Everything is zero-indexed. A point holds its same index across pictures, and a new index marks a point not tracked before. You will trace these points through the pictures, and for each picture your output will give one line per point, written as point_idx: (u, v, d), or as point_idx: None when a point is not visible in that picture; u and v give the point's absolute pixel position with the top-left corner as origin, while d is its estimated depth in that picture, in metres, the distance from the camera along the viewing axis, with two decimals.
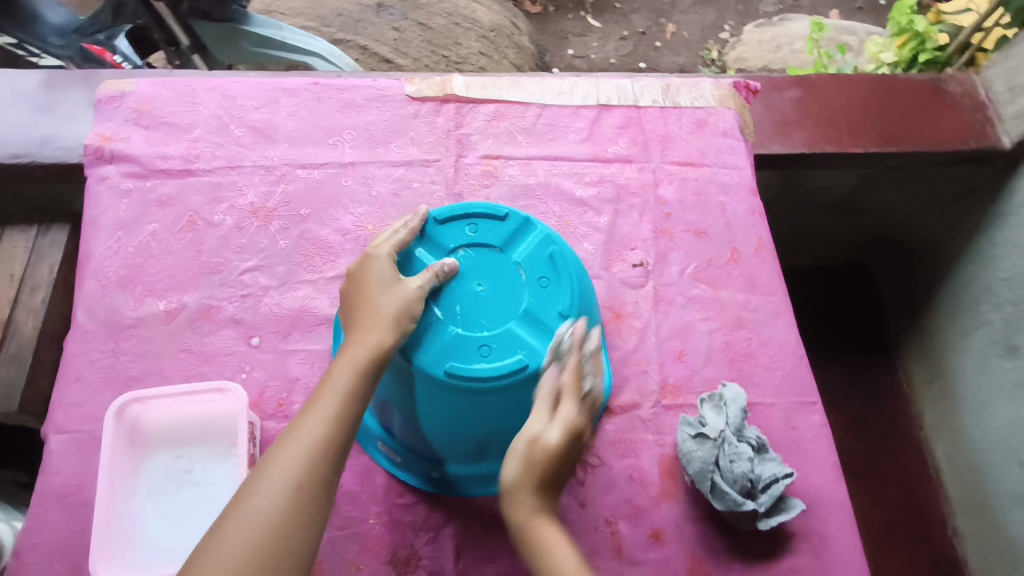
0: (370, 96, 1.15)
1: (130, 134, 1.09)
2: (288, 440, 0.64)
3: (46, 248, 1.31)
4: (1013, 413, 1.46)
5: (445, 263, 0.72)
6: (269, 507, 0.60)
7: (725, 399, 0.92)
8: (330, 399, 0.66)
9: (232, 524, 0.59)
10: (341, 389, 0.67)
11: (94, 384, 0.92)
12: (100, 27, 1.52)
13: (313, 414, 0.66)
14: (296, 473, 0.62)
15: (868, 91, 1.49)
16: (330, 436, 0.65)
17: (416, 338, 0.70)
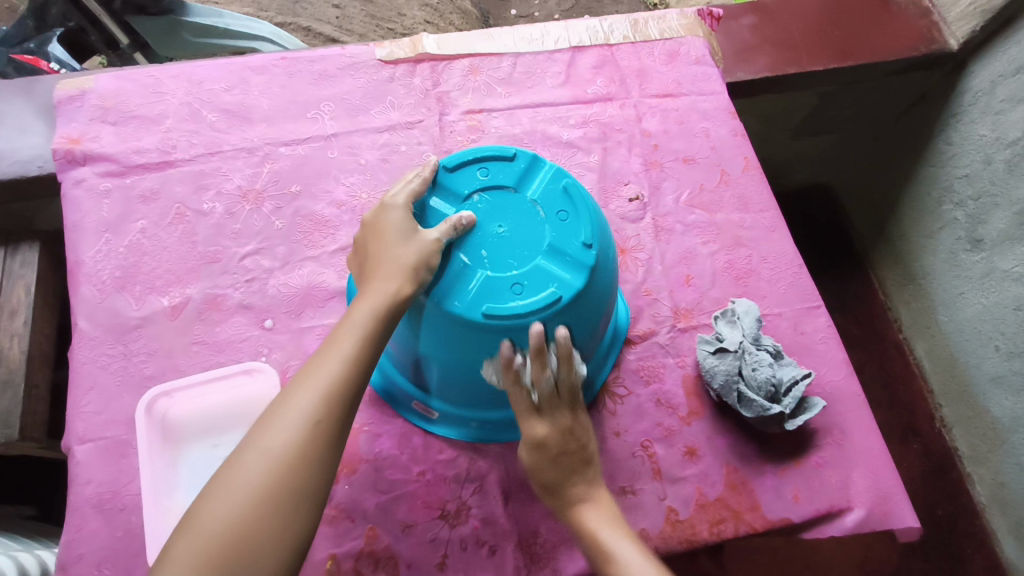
0: (342, 65, 1.14)
1: (99, 132, 1.05)
2: (305, 376, 0.65)
3: (18, 269, 1.23)
4: (983, 302, 1.51)
5: (462, 215, 0.73)
6: (285, 439, 0.61)
7: (737, 313, 0.95)
8: (350, 344, 0.67)
9: (251, 455, 0.61)
10: (359, 332, 0.68)
11: (109, 390, 0.89)
12: (27, 35, 1.43)
13: (332, 352, 0.66)
14: (313, 408, 0.63)
15: (819, 10, 1.51)
16: (346, 375, 0.65)
17: (447, 286, 0.72)
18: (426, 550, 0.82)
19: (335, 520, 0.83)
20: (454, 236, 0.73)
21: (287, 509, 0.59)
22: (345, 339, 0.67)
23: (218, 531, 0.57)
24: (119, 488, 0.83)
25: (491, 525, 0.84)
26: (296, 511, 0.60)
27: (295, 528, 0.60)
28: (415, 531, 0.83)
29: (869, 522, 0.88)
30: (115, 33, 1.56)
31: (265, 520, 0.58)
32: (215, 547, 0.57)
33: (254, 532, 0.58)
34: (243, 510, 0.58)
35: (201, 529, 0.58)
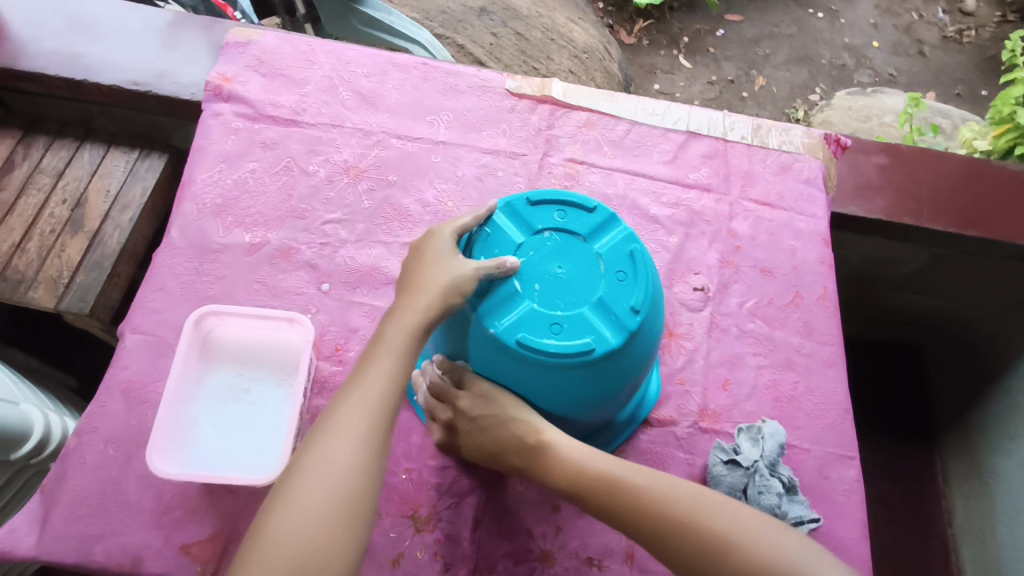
0: (472, 84, 1.23)
1: (249, 78, 1.18)
2: (343, 408, 0.69)
3: (143, 171, 1.40)
4: None
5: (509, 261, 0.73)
6: (335, 469, 0.65)
7: (763, 432, 0.92)
8: (383, 367, 0.71)
9: (302, 483, 0.64)
10: (392, 356, 0.72)
11: (174, 296, 0.97)
12: None
13: (367, 381, 0.70)
14: (359, 436, 0.67)
15: (958, 174, 1.48)
16: (386, 392, 0.70)
17: (494, 306, 0.74)
18: (384, 543, 0.84)
19: None
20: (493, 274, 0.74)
21: (341, 527, 0.63)
22: (385, 355, 0.72)
23: (291, 540, 0.62)
24: (149, 382, 0.91)
25: (453, 544, 0.85)
26: (355, 521, 0.64)
27: (355, 538, 0.64)
28: (382, 521, 0.85)
29: None
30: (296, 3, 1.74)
31: (322, 540, 0.62)
32: (289, 554, 0.61)
33: (315, 554, 0.62)
34: (311, 522, 0.63)
35: (273, 539, 0.62)
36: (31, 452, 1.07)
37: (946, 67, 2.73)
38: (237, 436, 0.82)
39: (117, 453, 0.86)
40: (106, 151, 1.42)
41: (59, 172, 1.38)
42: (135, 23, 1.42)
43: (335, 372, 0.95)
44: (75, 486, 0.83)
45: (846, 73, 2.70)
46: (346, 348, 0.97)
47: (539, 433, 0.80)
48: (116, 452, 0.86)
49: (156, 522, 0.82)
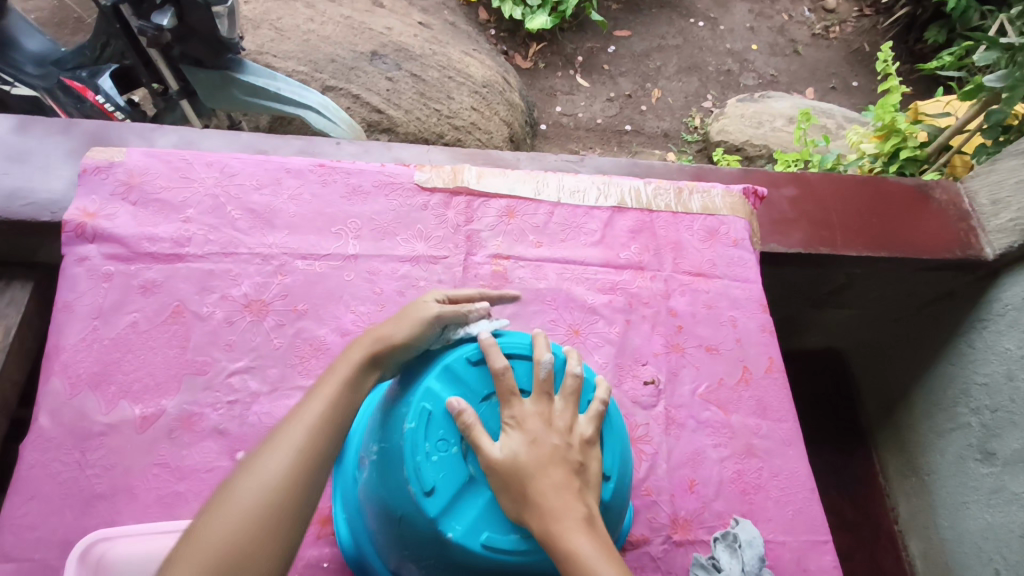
0: (377, 183, 1.13)
1: (116, 210, 1.02)
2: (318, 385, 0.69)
3: (3, 306, 1.18)
4: (987, 518, 1.45)
5: (454, 408, 0.64)
6: (275, 477, 0.60)
7: (739, 541, 0.88)
8: (378, 342, 0.72)
9: (260, 460, 0.61)
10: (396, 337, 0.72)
11: (51, 503, 0.81)
12: (82, 64, 1.44)
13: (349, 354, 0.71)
14: (328, 401, 0.67)
15: (858, 194, 1.53)
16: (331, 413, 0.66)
17: (450, 500, 0.63)
18: None
19: None
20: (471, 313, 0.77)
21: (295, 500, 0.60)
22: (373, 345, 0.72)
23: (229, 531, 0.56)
24: None
25: None
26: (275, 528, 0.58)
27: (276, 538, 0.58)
28: None
29: None
30: (167, 78, 1.47)
31: (276, 515, 0.59)
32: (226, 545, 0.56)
33: (257, 542, 0.57)
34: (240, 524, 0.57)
35: (219, 519, 0.57)
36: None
37: (820, 64, 2.87)
38: None
39: None
40: None
41: None
42: None
43: None
44: None
45: (732, 79, 2.78)
46: None
47: (576, 530, 0.59)
48: None
49: None
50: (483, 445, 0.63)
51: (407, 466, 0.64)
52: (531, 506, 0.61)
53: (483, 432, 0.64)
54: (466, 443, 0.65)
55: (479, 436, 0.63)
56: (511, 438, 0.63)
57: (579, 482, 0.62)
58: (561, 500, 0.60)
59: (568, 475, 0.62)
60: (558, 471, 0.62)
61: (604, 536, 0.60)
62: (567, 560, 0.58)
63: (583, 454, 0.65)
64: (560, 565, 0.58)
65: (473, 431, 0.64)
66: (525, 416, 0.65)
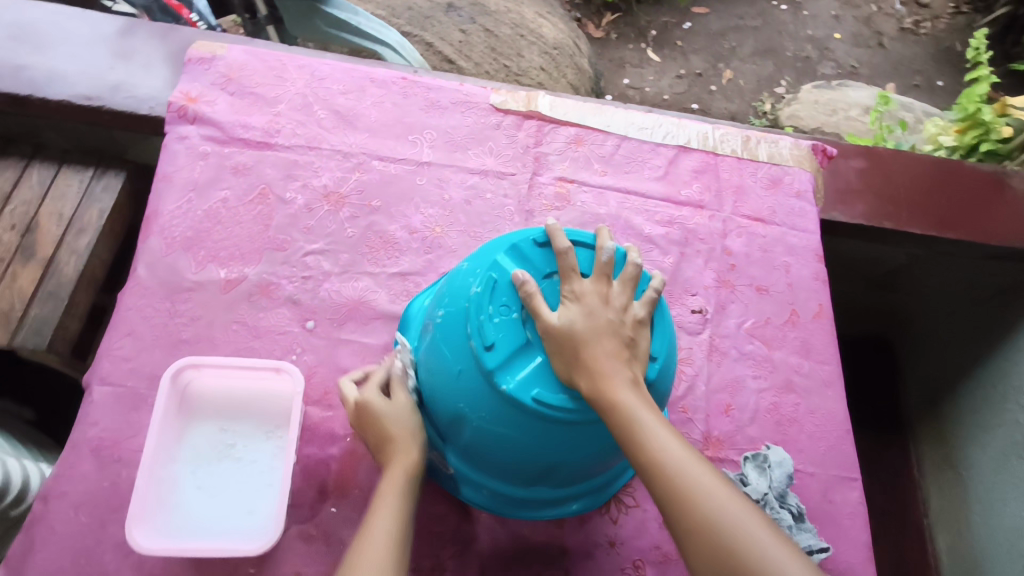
0: (454, 100, 1.17)
1: (215, 98, 1.10)
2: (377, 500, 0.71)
3: (99, 192, 1.29)
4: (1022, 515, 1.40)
5: (519, 277, 0.69)
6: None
7: (769, 462, 0.92)
8: (410, 448, 0.75)
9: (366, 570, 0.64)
10: (417, 441, 0.77)
11: (145, 341, 0.91)
12: None
13: (394, 467, 0.74)
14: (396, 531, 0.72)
15: (930, 174, 1.48)
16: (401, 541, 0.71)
17: (508, 358, 0.69)
18: None
19: (310, 538, 0.82)
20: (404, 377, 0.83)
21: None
22: (407, 449, 0.76)
23: None
24: (121, 439, 0.85)
25: None
26: None
27: None
28: None
29: None
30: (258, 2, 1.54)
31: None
32: None
33: None
34: None
35: None
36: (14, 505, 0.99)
37: (904, 58, 2.76)
38: (222, 497, 0.76)
39: (92, 518, 0.80)
40: (57, 170, 1.30)
41: (7, 195, 1.26)
42: (83, 31, 1.32)
43: (325, 417, 0.89)
44: (44, 560, 0.77)
45: (810, 66, 2.71)
46: (335, 390, 0.91)
47: (621, 387, 0.65)
48: (89, 518, 0.80)
49: None
50: (541, 312, 0.68)
51: (472, 325, 0.69)
52: (580, 366, 0.66)
53: (542, 302, 0.69)
54: (526, 310, 0.70)
55: (537, 305, 0.68)
56: (567, 309, 0.68)
57: (628, 353, 0.68)
58: (611, 364, 0.66)
59: (618, 346, 0.68)
60: (609, 341, 0.67)
61: (646, 396, 0.67)
62: (611, 411, 0.64)
63: (633, 331, 0.69)
64: (605, 416, 0.65)
65: (533, 299, 0.68)
66: (584, 292, 0.70)
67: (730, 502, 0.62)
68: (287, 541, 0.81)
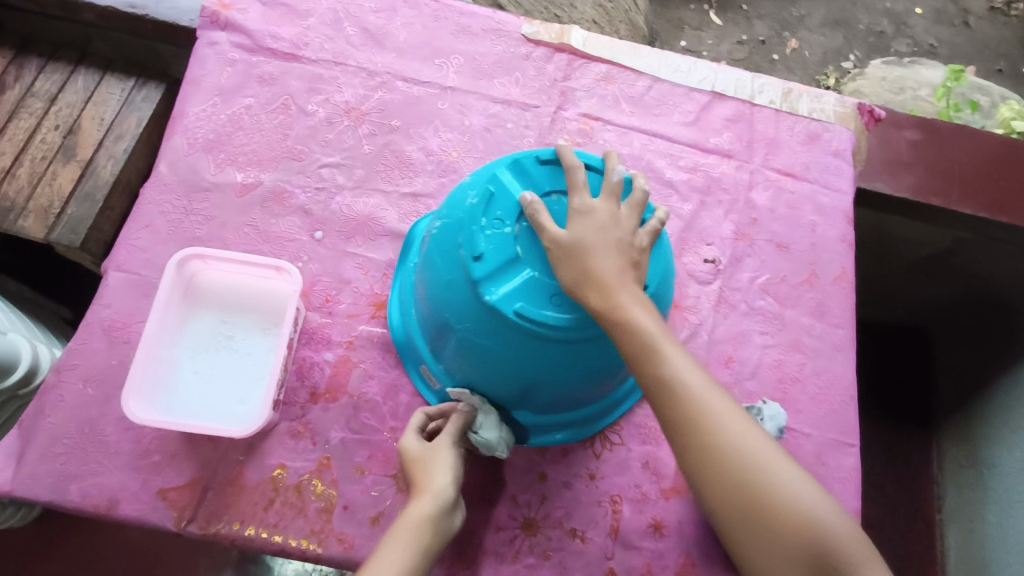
0: (486, 28, 1.15)
1: (248, 7, 1.10)
2: (391, 539, 0.69)
3: (139, 100, 1.30)
4: None
5: (528, 196, 0.68)
6: None
7: (763, 414, 0.89)
8: (436, 488, 0.73)
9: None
10: (444, 483, 0.73)
11: (160, 234, 0.94)
12: None
13: (422, 496, 0.72)
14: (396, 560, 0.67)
15: (993, 152, 1.34)
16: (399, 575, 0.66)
17: (494, 271, 0.68)
18: (366, 500, 0.82)
19: (298, 436, 0.85)
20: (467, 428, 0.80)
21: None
22: (427, 495, 0.72)
23: None
24: (131, 323, 0.89)
25: None
26: None
27: None
28: (364, 479, 0.83)
29: None
30: None
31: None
32: None
33: None
34: None
35: None
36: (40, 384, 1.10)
37: (990, 40, 2.56)
38: (217, 383, 0.79)
39: (98, 392, 0.85)
40: (101, 77, 1.32)
41: (52, 96, 1.29)
42: None
43: (323, 324, 0.91)
44: (51, 424, 0.82)
45: (883, 42, 2.52)
46: (336, 300, 0.93)
47: (633, 304, 0.65)
48: (96, 391, 0.85)
49: (132, 466, 0.81)
50: (543, 226, 0.67)
51: (463, 234, 0.69)
52: (592, 283, 0.65)
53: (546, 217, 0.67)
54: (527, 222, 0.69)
55: (541, 220, 0.67)
56: (575, 226, 0.67)
57: (635, 272, 0.67)
58: (620, 280, 0.65)
59: (625, 265, 0.66)
60: (617, 259, 0.66)
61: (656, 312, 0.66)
62: (625, 329, 0.64)
63: (641, 255, 0.68)
64: (617, 334, 0.64)
65: (538, 213, 0.67)
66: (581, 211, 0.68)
67: (736, 423, 0.65)
68: (276, 435, 0.84)
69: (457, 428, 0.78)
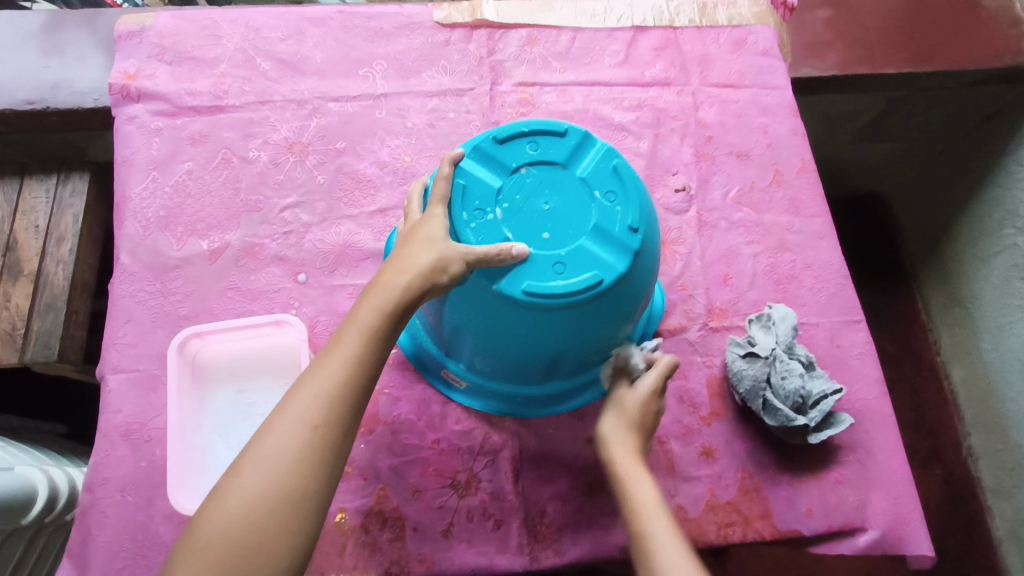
0: (398, 25, 1.13)
1: (155, 70, 1.06)
2: (314, 373, 0.60)
3: (68, 197, 1.24)
4: None
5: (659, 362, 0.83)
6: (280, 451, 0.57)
7: (773, 319, 0.91)
8: (388, 302, 0.63)
9: (251, 466, 0.57)
10: (399, 290, 0.63)
11: (146, 324, 0.91)
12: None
13: (364, 309, 0.63)
14: (342, 361, 0.60)
15: (900, 8, 1.38)
16: (349, 378, 0.60)
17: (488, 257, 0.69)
18: (432, 516, 0.83)
19: (347, 476, 0.85)
20: (503, 265, 0.66)
21: (326, 477, 0.58)
22: (405, 271, 0.64)
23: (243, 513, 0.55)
24: (147, 420, 0.87)
25: (499, 499, 0.85)
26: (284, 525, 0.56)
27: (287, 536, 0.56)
28: (423, 497, 0.84)
29: (882, 544, 0.86)
30: None
31: (312, 499, 0.57)
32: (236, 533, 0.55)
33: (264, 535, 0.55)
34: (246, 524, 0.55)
35: (231, 504, 0.56)
36: (67, 508, 1.07)
37: None
38: None
39: (138, 497, 0.83)
40: (21, 183, 1.25)
41: None
42: (5, 32, 1.24)
43: None
44: (102, 542, 0.81)
45: None
46: None
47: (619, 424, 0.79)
48: (135, 496, 0.83)
49: None
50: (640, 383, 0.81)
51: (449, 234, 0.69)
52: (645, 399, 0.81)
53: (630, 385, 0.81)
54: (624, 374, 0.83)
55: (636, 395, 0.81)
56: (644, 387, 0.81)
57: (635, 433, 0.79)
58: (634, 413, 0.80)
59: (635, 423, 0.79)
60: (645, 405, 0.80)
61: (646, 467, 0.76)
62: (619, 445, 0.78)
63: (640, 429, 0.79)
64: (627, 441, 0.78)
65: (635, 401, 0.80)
66: None
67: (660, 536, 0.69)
68: None
69: (484, 260, 0.65)
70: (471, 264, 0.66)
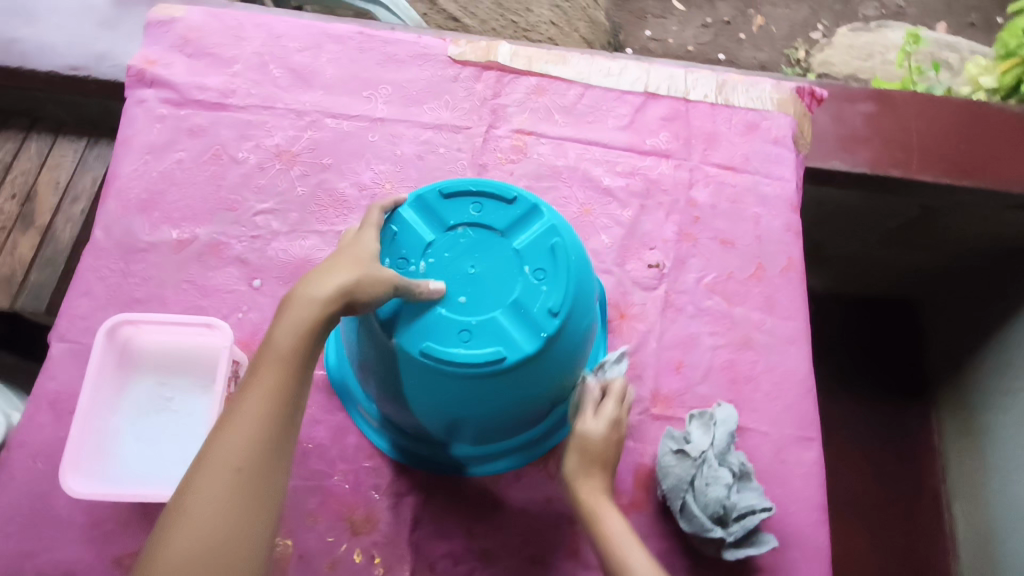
0: (412, 54, 1.15)
1: (173, 61, 1.10)
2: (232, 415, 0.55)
3: (91, 160, 1.30)
4: None
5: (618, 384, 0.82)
6: (209, 506, 0.52)
7: (714, 419, 0.87)
8: (304, 323, 0.58)
9: (182, 529, 0.52)
10: (316, 304, 0.58)
11: (99, 300, 0.94)
12: None
13: (279, 335, 0.58)
14: (259, 401, 0.55)
15: (954, 118, 1.30)
16: (269, 417, 0.55)
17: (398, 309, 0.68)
18: (320, 548, 0.82)
19: None
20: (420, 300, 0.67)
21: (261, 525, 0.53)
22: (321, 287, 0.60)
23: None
24: (75, 393, 0.89)
25: (390, 545, 0.83)
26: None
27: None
28: (316, 527, 0.83)
29: None
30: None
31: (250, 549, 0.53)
32: None
33: None
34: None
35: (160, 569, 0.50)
36: None
37: None
38: (159, 449, 0.80)
39: (47, 466, 0.85)
40: (54, 140, 1.32)
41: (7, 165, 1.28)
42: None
43: None
44: (3, 502, 0.83)
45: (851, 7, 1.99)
46: None
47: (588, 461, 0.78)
48: (45, 465, 0.85)
49: (86, 537, 0.82)
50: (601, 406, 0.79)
51: None
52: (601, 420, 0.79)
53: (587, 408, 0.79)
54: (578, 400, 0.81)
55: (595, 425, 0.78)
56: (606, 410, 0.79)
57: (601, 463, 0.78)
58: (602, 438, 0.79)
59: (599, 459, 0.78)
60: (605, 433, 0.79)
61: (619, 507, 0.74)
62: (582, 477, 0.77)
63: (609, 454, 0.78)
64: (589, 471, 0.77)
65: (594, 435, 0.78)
66: None
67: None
68: None
69: (410, 290, 0.65)
70: (399, 287, 0.64)
